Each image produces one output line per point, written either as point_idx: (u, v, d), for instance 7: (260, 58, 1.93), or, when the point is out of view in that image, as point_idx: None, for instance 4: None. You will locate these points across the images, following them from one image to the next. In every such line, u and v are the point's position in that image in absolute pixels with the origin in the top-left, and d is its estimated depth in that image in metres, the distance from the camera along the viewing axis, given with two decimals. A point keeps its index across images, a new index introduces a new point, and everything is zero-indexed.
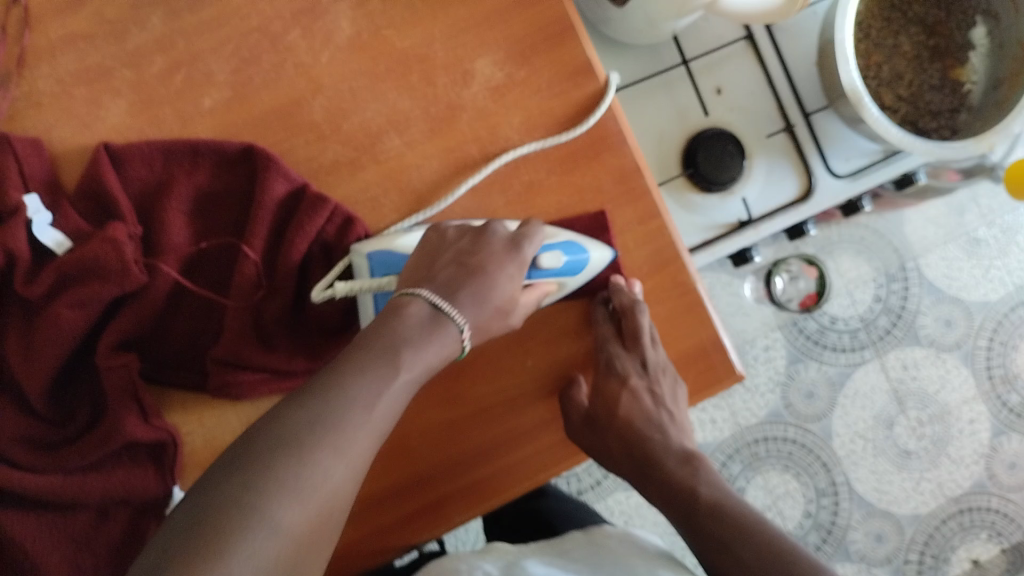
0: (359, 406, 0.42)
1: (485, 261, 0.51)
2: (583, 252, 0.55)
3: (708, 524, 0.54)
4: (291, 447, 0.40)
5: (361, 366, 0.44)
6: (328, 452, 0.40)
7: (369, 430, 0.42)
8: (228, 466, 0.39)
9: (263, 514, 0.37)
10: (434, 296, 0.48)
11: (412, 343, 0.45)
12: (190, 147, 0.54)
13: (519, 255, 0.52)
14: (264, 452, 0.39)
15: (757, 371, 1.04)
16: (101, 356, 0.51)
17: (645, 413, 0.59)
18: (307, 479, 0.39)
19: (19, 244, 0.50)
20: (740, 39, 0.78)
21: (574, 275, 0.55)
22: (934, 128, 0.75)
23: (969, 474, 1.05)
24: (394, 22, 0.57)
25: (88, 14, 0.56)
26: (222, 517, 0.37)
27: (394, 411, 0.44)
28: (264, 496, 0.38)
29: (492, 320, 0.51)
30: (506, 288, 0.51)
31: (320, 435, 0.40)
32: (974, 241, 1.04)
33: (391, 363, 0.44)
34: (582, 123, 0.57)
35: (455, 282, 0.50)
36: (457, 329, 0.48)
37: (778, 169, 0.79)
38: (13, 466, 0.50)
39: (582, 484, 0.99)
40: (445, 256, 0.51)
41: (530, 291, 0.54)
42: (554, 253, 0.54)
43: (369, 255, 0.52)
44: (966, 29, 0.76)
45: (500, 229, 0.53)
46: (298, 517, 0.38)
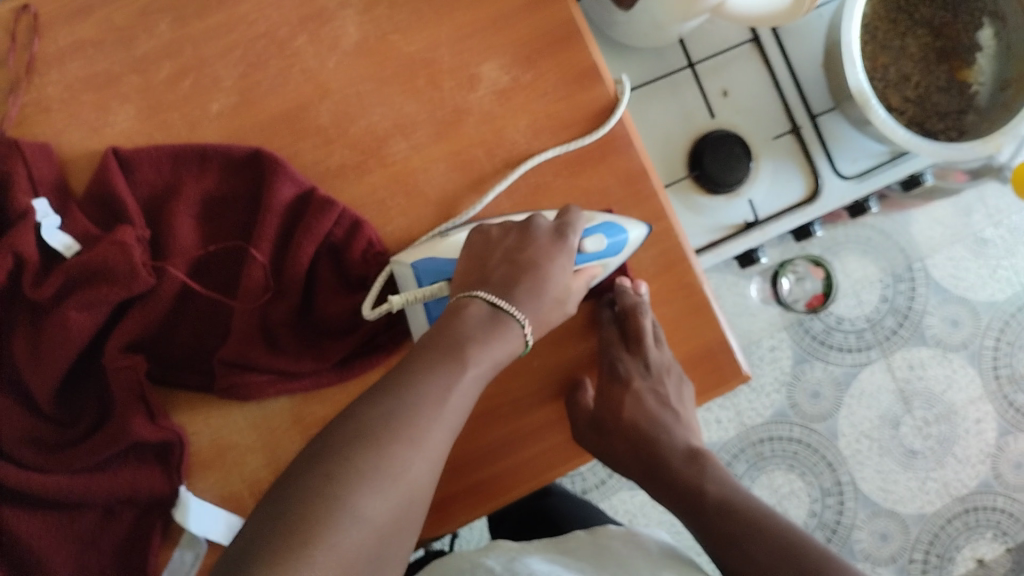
0: (430, 402, 0.44)
1: (535, 256, 0.51)
2: (621, 232, 0.54)
3: (713, 520, 0.54)
4: (370, 441, 0.42)
5: (429, 365, 0.46)
6: (404, 445, 0.42)
7: (442, 423, 0.44)
8: (312, 458, 0.42)
9: (349, 504, 0.40)
10: (491, 296, 0.49)
11: (477, 340, 0.47)
12: (198, 151, 0.55)
13: (566, 244, 0.52)
14: (345, 446, 0.42)
15: (762, 371, 1.04)
16: (109, 357, 0.51)
17: (650, 414, 0.59)
18: (386, 471, 0.41)
19: (28, 247, 0.50)
20: (745, 41, 0.78)
21: (615, 256, 0.55)
22: (941, 129, 0.75)
23: (975, 474, 1.05)
24: (401, 27, 0.57)
25: (96, 20, 0.56)
26: (312, 505, 0.39)
27: (465, 405, 0.46)
28: (348, 487, 0.40)
29: (548, 311, 0.51)
30: (558, 278, 0.52)
31: (396, 429, 0.43)
32: (980, 241, 1.04)
33: (459, 360, 0.46)
34: (597, 129, 0.58)
35: (511, 279, 0.50)
36: (518, 325, 0.49)
37: (784, 170, 0.79)
38: (21, 466, 0.51)
39: (587, 483, 0.99)
40: (496, 254, 0.51)
41: (580, 276, 0.54)
42: (596, 237, 0.53)
43: (414, 264, 0.53)
44: (973, 30, 0.76)
45: (543, 222, 0.53)
46: (380, 507, 0.41)
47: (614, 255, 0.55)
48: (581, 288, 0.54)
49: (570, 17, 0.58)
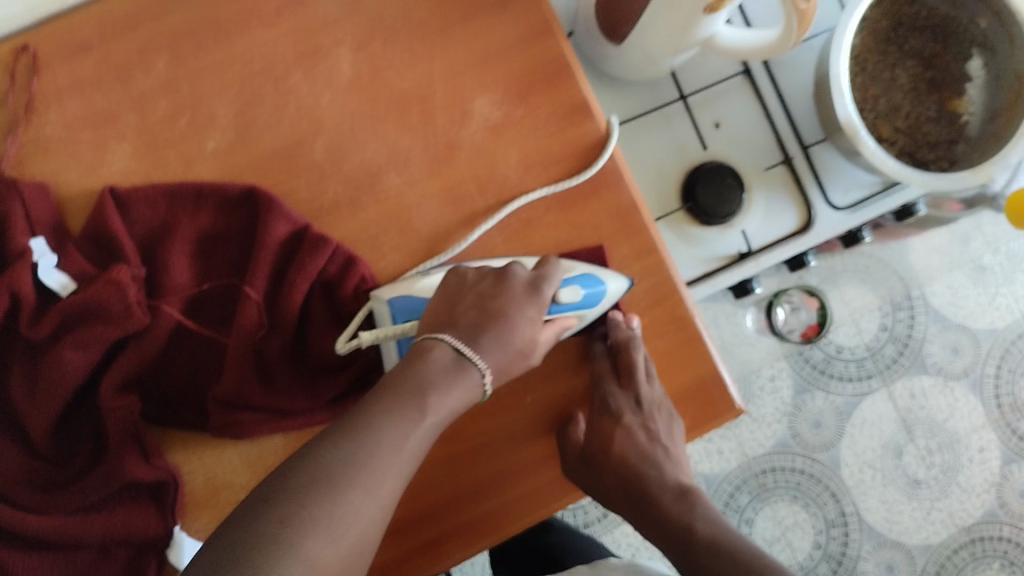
0: (386, 448, 0.44)
1: (506, 306, 0.51)
2: (599, 283, 0.55)
3: (704, 557, 0.53)
4: (323, 485, 0.41)
5: (387, 409, 0.45)
6: (358, 492, 0.42)
7: (397, 471, 0.44)
8: (263, 501, 0.41)
9: (297, 550, 0.39)
10: (457, 343, 0.49)
11: (438, 386, 0.47)
12: (193, 190, 0.55)
13: (540, 297, 0.52)
14: (297, 489, 0.41)
15: (762, 402, 1.04)
16: (103, 399, 0.51)
17: (639, 449, 0.59)
18: (336, 518, 0.40)
19: (24, 286, 0.51)
20: (737, 73, 0.79)
21: (592, 308, 0.56)
22: (933, 159, 0.75)
23: (981, 503, 1.04)
24: (394, 64, 0.58)
25: (95, 60, 0.57)
26: (260, 549, 0.38)
27: (420, 452, 0.46)
28: (297, 533, 0.39)
29: (514, 362, 0.51)
30: (525, 330, 0.51)
31: (348, 475, 0.42)
32: (979, 268, 1.04)
33: (418, 407, 0.46)
34: (590, 166, 0.58)
35: (478, 325, 0.50)
36: (479, 374, 0.49)
37: (777, 201, 0.79)
38: (14, 506, 0.50)
39: (589, 517, 0.98)
40: (466, 300, 0.51)
41: (551, 326, 0.54)
42: (573, 288, 0.54)
43: (390, 301, 0.53)
44: (963, 61, 0.76)
45: (521, 271, 0.53)
46: (328, 554, 0.40)
47: (588, 307, 0.55)
48: (551, 336, 0.54)
49: (561, 53, 0.59)
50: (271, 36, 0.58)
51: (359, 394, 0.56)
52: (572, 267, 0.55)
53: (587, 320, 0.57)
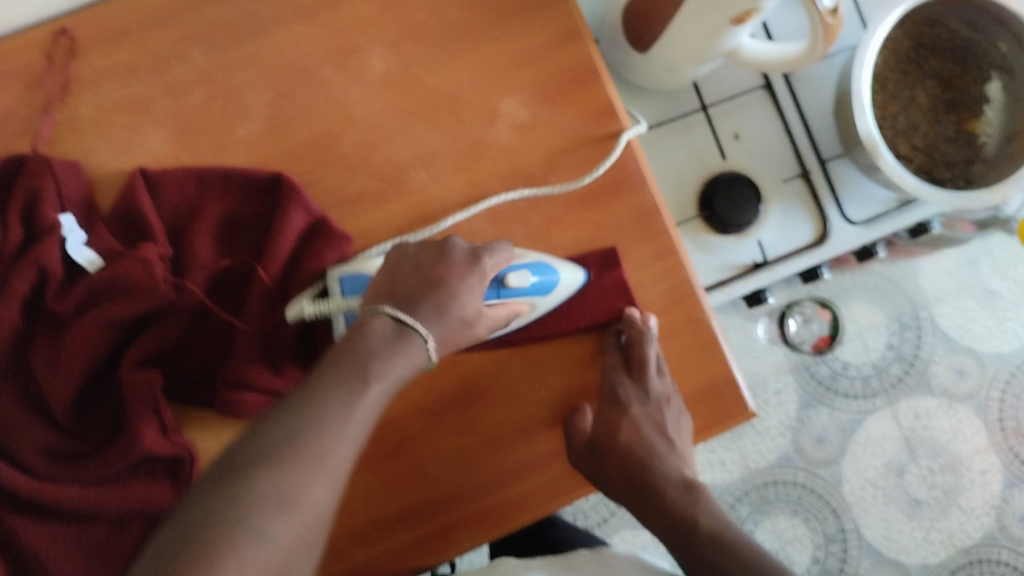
0: (333, 420, 0.44)
1: (445, 273, 0.51)
2: (552, 273, 0.56)
3: (707, 553, 0.52)
4: (269, 462, 0.41)
5: (331, 383, 0.45)
6: (307, 466, 0.42)
7: (345, 442, 0.44)
8: (211, 482, 0.41)
9: (251, 528, 0.39)
10: (396, 311, 0.49)
11: (380, 356, 0.46)
12: (222, 175, 0.56)
13: (478, 266, 0.52)
14: (245, 467, 0.41)
15: (768, 415, 1.04)
16: (125, 372, 0.52)
17: (645, 442, 0.58)
18: (288, 493, 0.41)
19: (52, 261, 0.52)
20: (758, 87, 0.81)
21: (544, 296, 0.56)
22: (948, 178, 0.76)
23: (980, 525, 1.04)
24: (425, 61, 0.59)
25: (131, 45, 0.58)
26: (212, 531, 0.38)
27: (370, 421, 0.46)
28: (251, 510, 0.40)
29: (456, 331, 0.51)
30: (470, 300, 0.51)
31: (298, 449, 0.42)
32: (988, 292, 1.05)
33: (362, 376, 0.45)
34: (603, 162, 0.59)
35: (419, 293, 0.50)
36: (423, 341, 0.49)
37: (793, 214, 0.80)
38: (34, 476, 0.51)
39: (589, 521, 0.99)
40: (407, 270, 0.51)
41: (502, 307, 0.54)
42: (522, 273, 0.54)
43: (340, 276, 0.53)
44: (981, 83, 0.77)
45: (459, 244, 0.53)
46: (282, 528, 0.40)
47: (541, 293, 0.56)
48: (499, 319, 0.54)
49: (588, 56, 0.60)
50: (306, 29, 0.59)
51: None
52: (526, 255, 0.56)
53: (539, 312, 0.57)
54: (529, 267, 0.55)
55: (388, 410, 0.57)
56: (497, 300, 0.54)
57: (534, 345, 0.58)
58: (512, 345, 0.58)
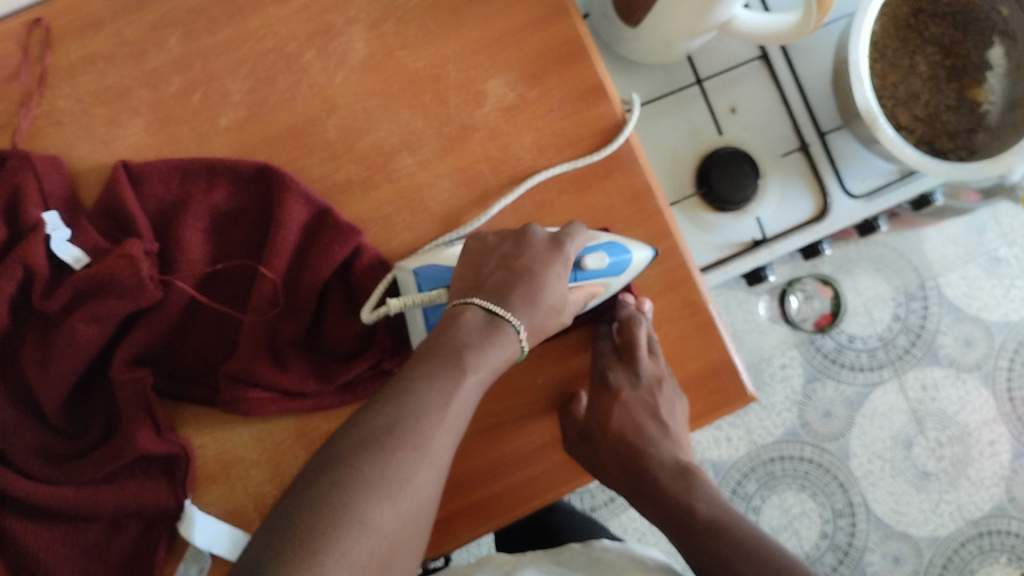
0: (433, 409, 0.44)
1: (530, 264, 0.51)
2: (625, 252, 0.54)
3: (702, 538, 0.52)
4: (376, 449, 0.41)
5: (429, 373, 0.45)
6: (411, 454, 0.42)
7: (444, 432, 0.44)
8: (316, 470, 0.41)
9: (358, 514, 0.39)
10: (487, 302, 0.49)
11: (474, 346, 0.47)
12: (207, 166, 0.55)
13: (562, 254, 0.52)
14: (350, 454, 0.41)
15: (773, 390, 1.03)
16: (117, 370, 0.52)
17: (638, 427, 0.59)
18: (394, 480, 0.41)
19: (37, 261, 0.51)
20: (754, 59, 0.79)
21: (617, 276, 0.55)
22: (950, 149, 0.75)
23: (989, 496, 1.03)
24: (408, 43, 0.58)
25: (106, 34, 0.57)
26: (318, 519, 0.38)
27: (467, 412, 0.46)
28: (356, 496, 0.39)
29: (546, 319, 0.51)
30: (558, 289, 0.51)
31: (404, 439, 0.42)
32: (995, 260, 1.03)
33: (459, 367, 0.45)
34: (602, 149, 0.58)
35: (506, 284, 0.50)
36: (514, 331, 0.49)
37: (792, 189, 0.79)
38: (29, 477, 0.51)
39: (596, 501, 0.99)
40: (491, 261, 0.51)
41: (577, 292, 0.54)
42: (598, 254, 0.53)
43: (415, 270, 0.53)
44: (983, 49, 0.76)
45: (540, 231, 0.52)
46: (387, 515, 0.40)
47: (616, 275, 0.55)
48: (578, 303, 0.54)
49: (576, 34, 0.58)
50: (286, 13, 0.58)
51: (373, 381, 0.56)
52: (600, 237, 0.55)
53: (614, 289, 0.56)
54: (606, 249, 0.54)
55: None
56: (574, 284, 0.54)
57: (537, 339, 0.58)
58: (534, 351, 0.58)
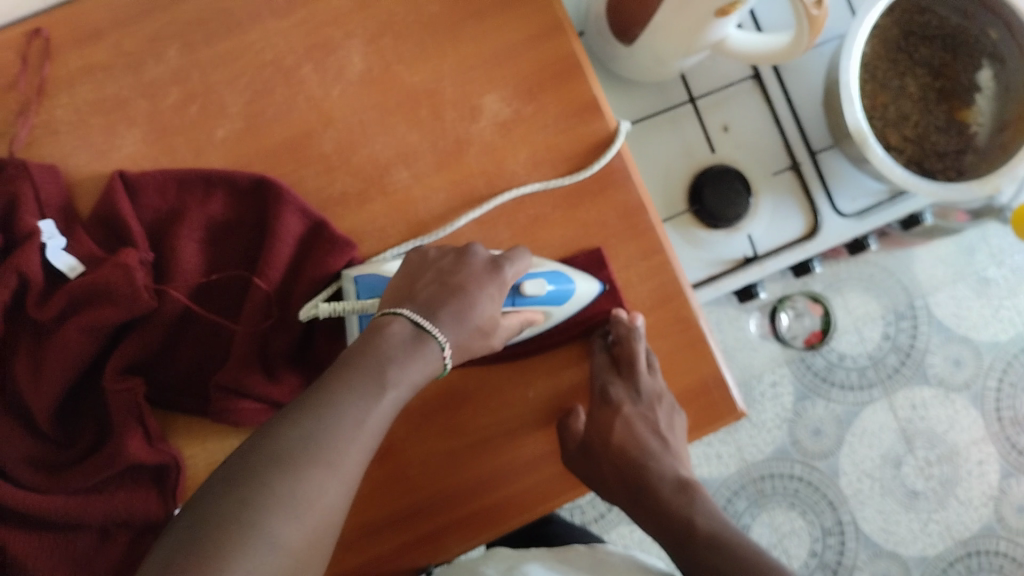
0: (348, 424, 0.43)
1: (464, 281, 0.50)
2: (569, 282, 0.56)
3: (705, 553, 0.53)
4: (286, 463, 0.41)
5: (347, 385, 0.44)
6: (323, 470, 0.41)
7: (359, 448, 0.43)
8: (225, 481, 0.40)
9: (264, 531, 0.39)
10: (415, 316, 0.48)
11: (397, 361, 0.46)
12: (203, 177, 0.56)
13: (499, 277, 0.52)
14: (261, 468, 0.40)
15: (763, 408, 1.04)
16: (107, 380, 0.51)
17: (637, 440, 0.59)
18: (302, 499, 0.40)
19: (32, 268, 0.51)
20: (747, 79, 0.80)
21: (559, 306, 0.56)
22: (940, 169, 0.75)
23: (978, 516, 1.03)
24: (405, 58, 0.58)
25: (106, 45, 0.57)
26: (223, 532, 0.38)
27: (383, 426, 0.45)
28: (262, 513, 0.39)
29: (473, 339, 0.50)
30: (487, 311, 0.50)
31: (320, 453, 0.41)
32: (983, 280, 1.04)
33: (378, 382, 0.45)
34: (593, 165, 0.58)
35: (436, 298, 0.49)
36: (439, 347, 0.48)
37: (783, 208, 0.80)
38: (21, 485, 0.50)
39: (586, 517, 0.99)
40: (427, 274, 0.51)
41: (515, 315, 0.54)
42: (538, 281, 0.54)
43: (356, 278, 0.53)
44: (972, 71, 0.76)
45: (482, 252, 0.52)
46: (292, 533, 0.40)
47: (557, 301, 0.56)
48: (512, 327, 0.54)
49: (572, 51, 0.59)
50: (284, 26, 0.58)
51: None
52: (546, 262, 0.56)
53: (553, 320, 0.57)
54: (547, 275, 0.55)
55: None
56: (512, 309, 0.54)
57: (533, 354, 0.58)
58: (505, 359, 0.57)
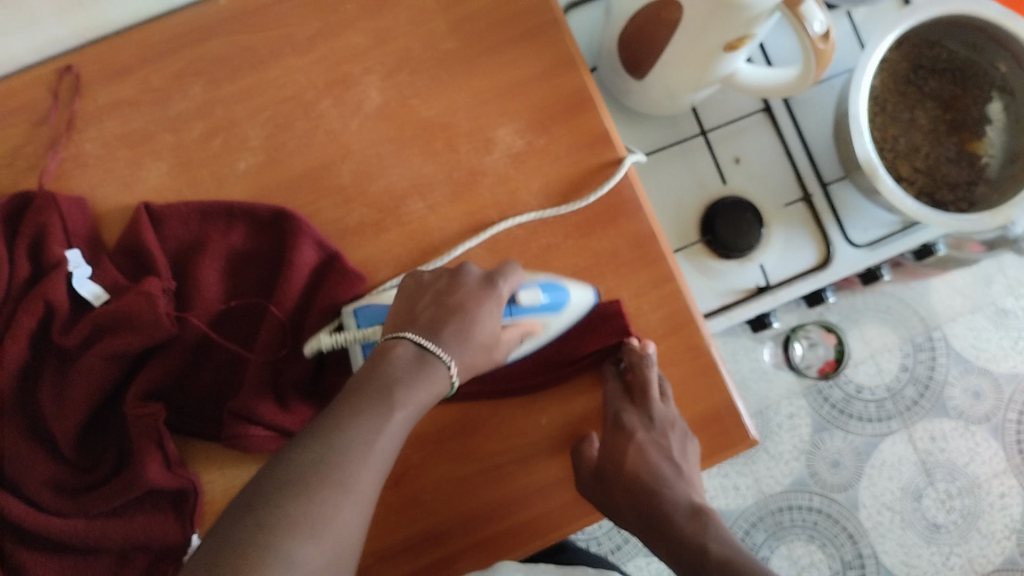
0: (359, 445, 0.44)
1: (464, 300, 0.52)
2: (563, 289, 0.57)
3: None
4: (299, 487, 0.42)
5: (356, 408, 0.46)
6: (336, 491, 0.42)
7: (370, 467, 0.44)
8: (241, 509, 0.41)
9: (281, 551, 0.39)
10: (419, 337, 0.50)
11: (404, 382, 0.47)
12: (226, 209, 0.57)
13: (494, 292, 0.53)
14: (276, 492, 0.41)
15: (780, 439, 1.03)
16: (129, 406, 0.52)
17: (652, 467, 0.57)
18: (319, 518, 0.41)
19: (58, 296, 0.53)
20: (757, 111, 0.81)
21: (556, 314, 0.57)
22: (951, 201, 0.76)
23: (1001, 550, 1.02)
24: (421, 92, 0.60)
25: (134, 82, 0.59)
26: (242, 555, 0.39)
27: (393, 448, 0.46)
28: (278, 534, 0.40)
29: (476, 356, 0.52)
30: (488, 327, 0.53)
31: (332, 474, 0.43)
32: (1001, 311, 1.04)
33: (386, 403, 0.46)
34: (599, 187, 0.60)
35: (438, 319, 0.51)
36: (445, 367, 0.50)
37: (796, 238, 0.80)
38: (41, 508, 0.52)
39: (603, 548, 0.98)
40: (425, 297, 0.53)
41: (513, 329, 0.56)
42: (532, 290, 0.56)
43: (355, 310, 0.54)
44: (982, 104, 0.78)
45: (473, 270, 0.54)
46: (311, 554, 0.40)
47: (555, 311, 0.57)
48: (512, 339, 0.55)
49: (583, 85, 0.61)
50: (305, 62, 0.60)
51: None
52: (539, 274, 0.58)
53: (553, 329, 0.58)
54: (543, 284, 0.56)
55: None
56: (511, 321, 0.56)
57: (544, 377, 0.59)
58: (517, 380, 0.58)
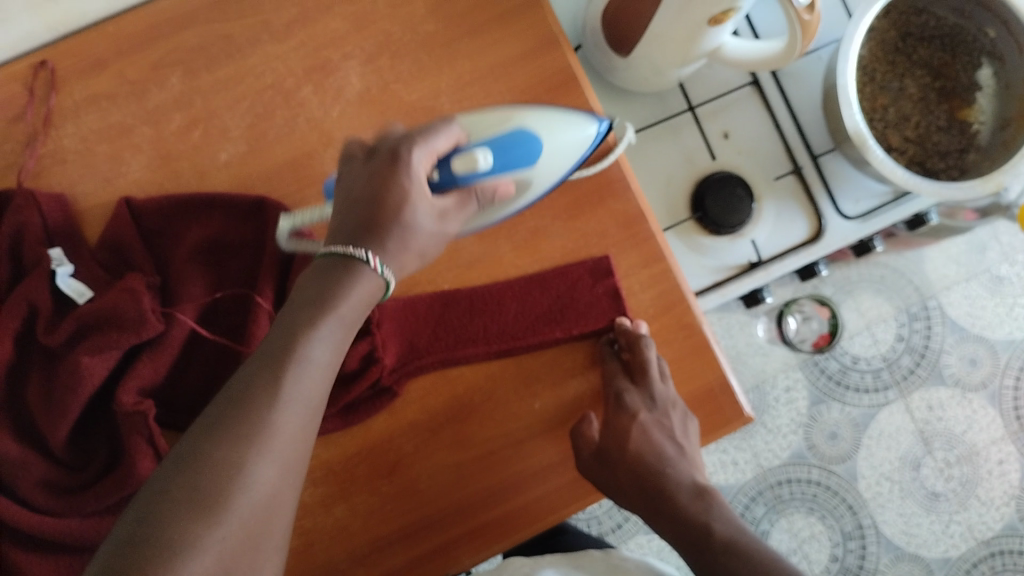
0: (270, 396, 0.40)
1: (375, 188, 0.45)
2: (515, 142, 0.50)
3: (720, 558, 0.51)
4: (206, 457, 0.38)
5: (267, 356, 0.42)
6: (245, 453, 0.39)
7: (285, 418, 0.41)
8: (154, 488, 0.38)
9: (191, 529, 0.36)
10: (334, 246, 0.45)
11: (315, 314, 0.43)
12: (206, 201, 0.56)
13: (406, 168, 0.46)
14: (185, 466, 0.38)
15: (778, 413, 1.03)
16: (119, 403, 0.52)
17: (655, 448, 0.57)
18: (234, 482, 0.38)
19: (42, 297, 0.52)
20: (745, 85, 0.80)
21: (519, 168, 0.50)
22: (942, 168, 0.75)
23: (1000, 516, 1.02)
24: (403, 76, 0.59)
25: (109, 75, 0.59)
26: (149, 542, 0.36)
27: (314, 390, 0.42)
28: (186, 511, 0.37)
29: (413, 247, 0.46)
30: (412, 205, 0.46)
31: (245, 430, 0.40)
32: (996, 279, 1.04)
33: (298, 343, 0.42)
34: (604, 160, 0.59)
35: (355, 218, 0.45)
36: (369, 267, 0.44)
37: (787, 212, 0.80)
38: (34, 509, 0.52)
39: (603, 527, 0.99)
40: (345, 199, 0.47)
41: (464, 194, 0.48)
42: (462, 155, 0.47)
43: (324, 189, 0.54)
44: (972, 70, 0.76)
45: (387, 149, 0.47)
46: (226, 527, 0.37)
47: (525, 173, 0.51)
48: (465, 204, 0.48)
49: (567, 64, 0.60)
50: (283, 50, 0.59)
51: (371, 405, 0.57)
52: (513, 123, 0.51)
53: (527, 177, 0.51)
54: (498, 142, 0.50)
55: (382, 427, 0.57)
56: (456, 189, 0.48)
57: (530, 352, 0.58)
58: (512, 356, 0.58)
